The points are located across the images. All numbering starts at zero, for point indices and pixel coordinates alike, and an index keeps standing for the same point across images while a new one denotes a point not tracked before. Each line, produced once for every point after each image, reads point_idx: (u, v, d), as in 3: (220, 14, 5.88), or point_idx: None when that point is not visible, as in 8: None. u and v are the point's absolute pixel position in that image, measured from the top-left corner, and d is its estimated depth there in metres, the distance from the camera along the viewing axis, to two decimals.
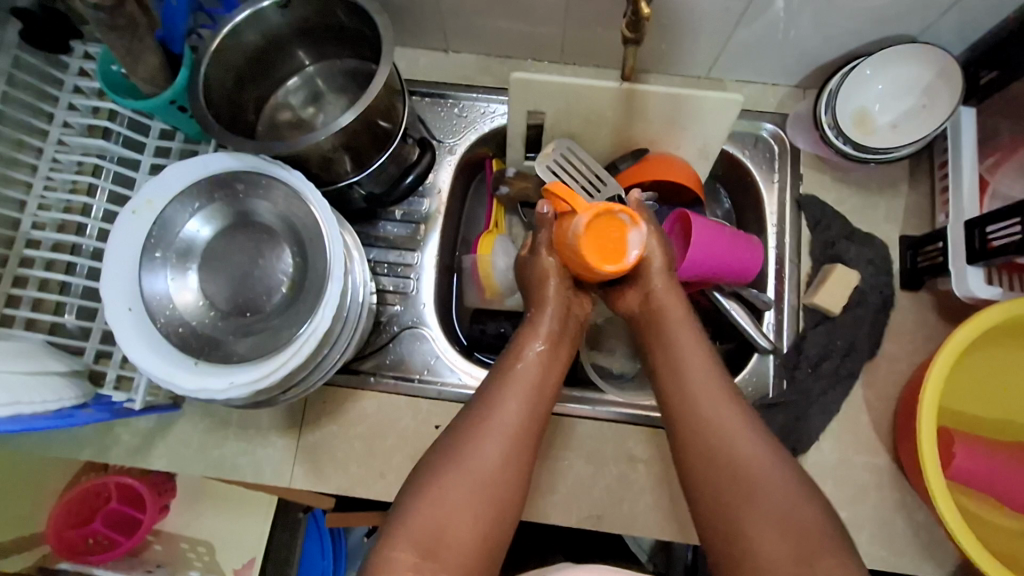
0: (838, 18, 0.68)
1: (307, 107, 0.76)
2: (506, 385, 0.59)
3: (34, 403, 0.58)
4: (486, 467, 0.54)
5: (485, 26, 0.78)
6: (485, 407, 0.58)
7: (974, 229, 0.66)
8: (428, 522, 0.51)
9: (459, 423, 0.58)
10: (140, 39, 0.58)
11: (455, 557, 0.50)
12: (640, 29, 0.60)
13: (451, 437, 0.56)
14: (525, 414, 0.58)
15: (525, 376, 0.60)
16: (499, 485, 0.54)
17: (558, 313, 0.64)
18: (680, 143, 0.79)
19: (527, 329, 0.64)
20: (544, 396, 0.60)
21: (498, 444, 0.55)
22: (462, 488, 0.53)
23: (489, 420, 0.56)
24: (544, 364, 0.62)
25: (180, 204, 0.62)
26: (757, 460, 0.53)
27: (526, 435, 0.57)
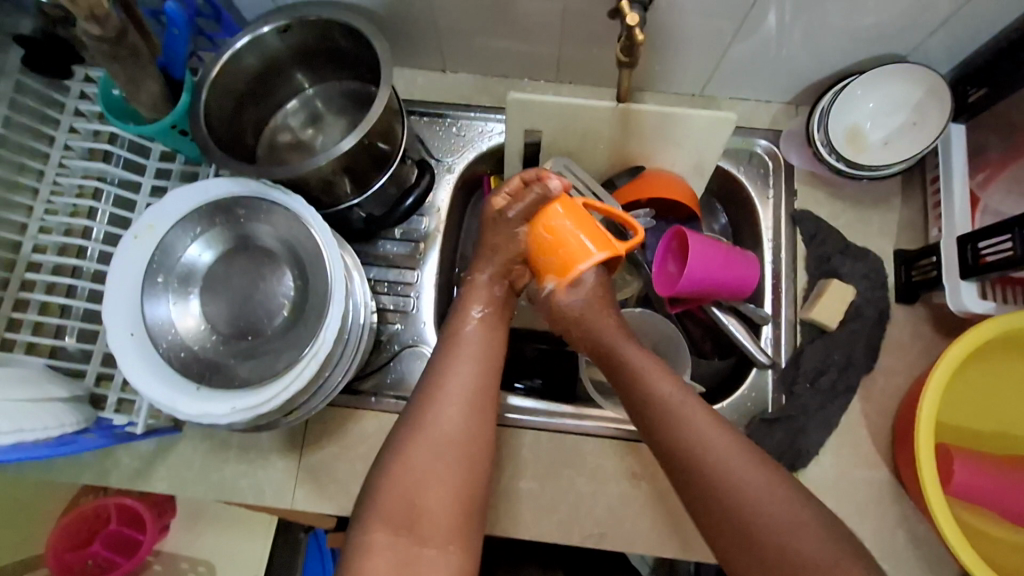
0: (829, 37, 0.69)
1: (306, 128, 0.77)
2: (455, 353, 0.60)
3: (36, 430, 0.59)
4: (448, 436, 0.56)
5: (482, 46, 0.79)
6: (434, 376, 0.59)
7: (966, 245, 0.66)
8: (401, 499, 0.53)
9: (415, 395, 0.58)
10: (143, 67, 0.58)
11: (430, 527, 0.53)
12: (634, 53, 0.61)
13: (411, 412, 0.57)
14: (479, 379, 0.59)
15: (471, 342, 0.61)
16: (464, 451, 0.56)
17: (497, 278, 0.65)
18: (676, 160, 0.80)
19: (469, 292, 0.65)
20: (490, 359, 0.61)
21: (455, 413, 0.57)
22: (427, 458, 0.54)
23: (443, 389, 0.57)
24: (490, 327, 0.63)
25: (181, 229, 0.62)
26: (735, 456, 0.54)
27: (480, 398, 0.58)
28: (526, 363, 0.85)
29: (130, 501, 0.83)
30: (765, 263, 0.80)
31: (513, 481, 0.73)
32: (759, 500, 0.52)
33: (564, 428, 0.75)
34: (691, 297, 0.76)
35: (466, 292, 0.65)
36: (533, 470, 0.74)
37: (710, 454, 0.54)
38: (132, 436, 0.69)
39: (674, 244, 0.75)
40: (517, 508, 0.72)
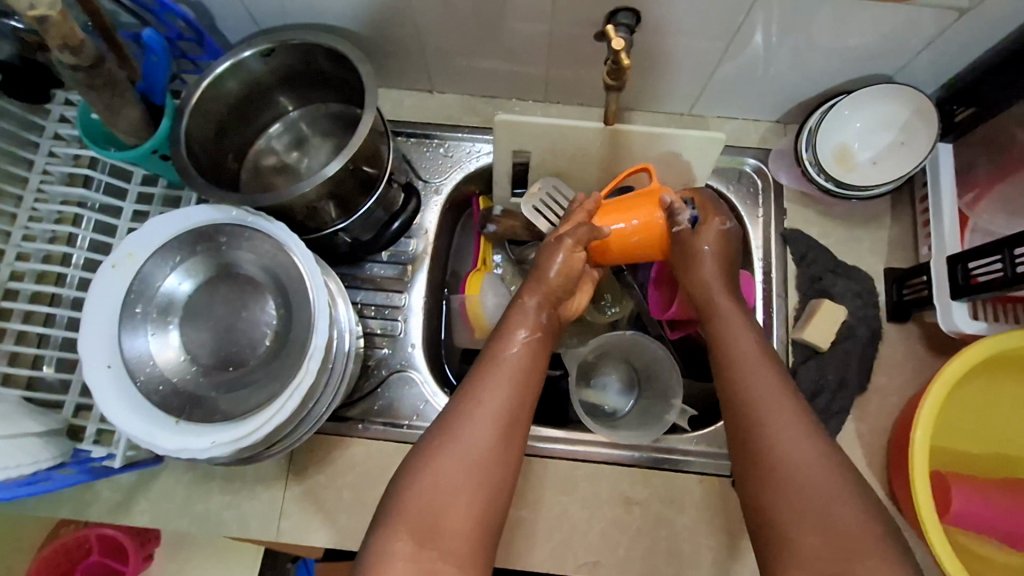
0: (815, 58, 0.69)
1: (291, 151, 0.76)
2: (495, 367, 0.56)
3: (9, 467, 0.56)
4: (479, 450, 0.51)
5: (469, 67, 0.79)
6: (478, 389, 0.55)
7: (956, 265, 0.66)
8: (424, 504, 0.49)
9: (453, 404, 0.54)
10: (121, 94, 0.57)
11: (452, 540, 0.48)
12: (621, 76, 0.60)
13: (449, 415, 0.54)
14: (518, 398, 0.55)
15: (514, 361, 0.57)
16: (497, 467, 0.52)
17: (545, 305, 0.62)
18: (665, 179, 0.79)
19: (517, 312, 0.61)
20: (534, 379, 0.57)
21: (490, 424, 0.53)
22: (458, 468, 0.50)
23: (479, 402, 0.54)
24: (538, 348, 0.59)
25: (161, 259, 0.61)
26: (796, 436, 0.51)
27: (516, 419, 0.54)
28: None
29: (111, 532, 0.81)
30: (758, 281, 0.78)
31: (505, 509, 0.72)
32: (815, 484, 0.49)
33: (557, 453, 0.74)
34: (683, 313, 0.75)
35: (513, 311, 0.61)
36: (524, 497, 0.72)
37: (770, 435, 0.52)
38: (110, 470, 0.67)
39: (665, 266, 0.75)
40: (508, 536, 0.71)
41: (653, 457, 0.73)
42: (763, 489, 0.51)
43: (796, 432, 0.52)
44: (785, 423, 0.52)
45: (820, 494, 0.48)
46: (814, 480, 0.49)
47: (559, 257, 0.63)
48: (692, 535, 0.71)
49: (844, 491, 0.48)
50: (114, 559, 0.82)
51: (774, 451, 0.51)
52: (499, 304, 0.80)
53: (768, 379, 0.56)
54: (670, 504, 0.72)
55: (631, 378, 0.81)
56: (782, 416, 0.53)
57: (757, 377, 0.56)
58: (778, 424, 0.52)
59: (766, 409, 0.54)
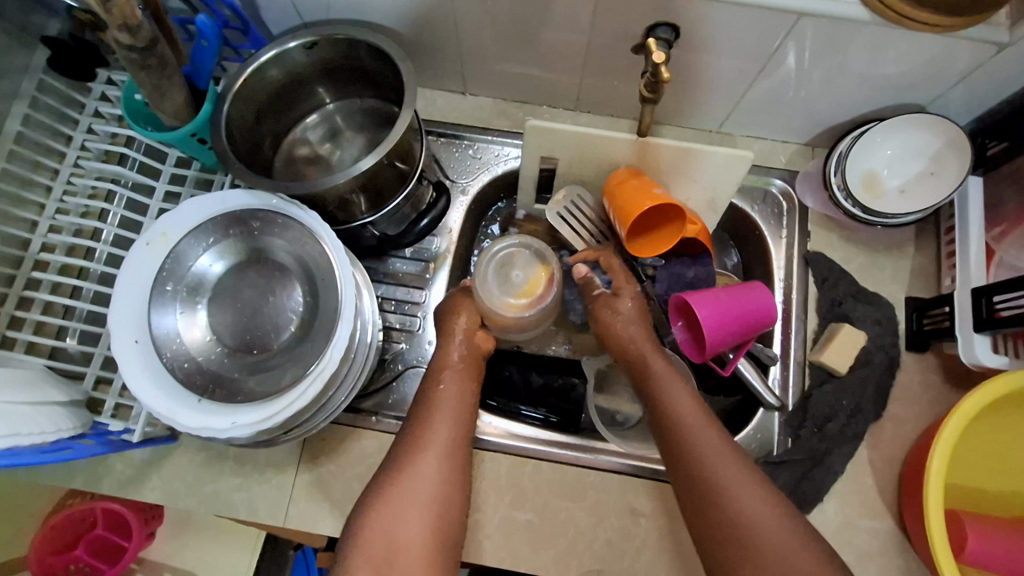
0: (850, 83, 0.70)
1: (325, 143, 0.77)
2: (434, 410, 0.65)
3: (31, 434, 0.57)
4: (425, 484, 0.60)
5: (503, 72, 0.80)
6: (419, 428, 0.64)
7: (981, 298, 0.66)
8: (379, 536, 0.56)
9: (399, 444, 0.63)
10: (169, 77, 0.58)
11: (406, 556, 0.56)
12: (658, 90, 0.61)
13: (398, 455, 0.62)
14: (453, 432, 0.64)
15: (446, 400, 0.66)
16: (437, 492, 0.60)
17: (465, 339, 0.72)
18: (690, 196, 0.79)
19: (438, 360, 0.70)
20: (464, 415, 0.66)
21: (431, 459, 0.61)
22: (409, 500, 0.59)
23: (423, 441, 0.62)
24: (465, 390, 0.68)
25: (194, 239, 0.62)
26: (741, 488, 0.57)
27: (454, 453, 0.63)
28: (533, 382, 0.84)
29: (118, 507, 0.83)
30: (777, 301, 0.79)
31: (513, 512, 0.72)
32: (763, 531, 0.54)
33: (567, 459, 0.74)
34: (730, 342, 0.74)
35: (436, 360, 0.71)
36: (531, 501, 0.72)
37: (719, 488, 0.57)
38: (127, 443, 0.68)
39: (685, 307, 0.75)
40: (514, 540, 0.71)
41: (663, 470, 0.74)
42: (714, 539, 0.56)
43: (745, 484, 0.57)
44: (727, 471, 0.58)
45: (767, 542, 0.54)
46: (762, 526, 0.54)
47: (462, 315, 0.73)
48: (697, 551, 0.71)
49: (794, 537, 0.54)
50: (118, 534, 0.84)
51: (725, 506, 0.56)
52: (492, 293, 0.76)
53: (705, 430, 0.62)
54: (677, 518, 0.72)
55: None
56: (727, 467, 0.58)
57: (701, 434, 0.61)
58: (726, 478, 0.58)
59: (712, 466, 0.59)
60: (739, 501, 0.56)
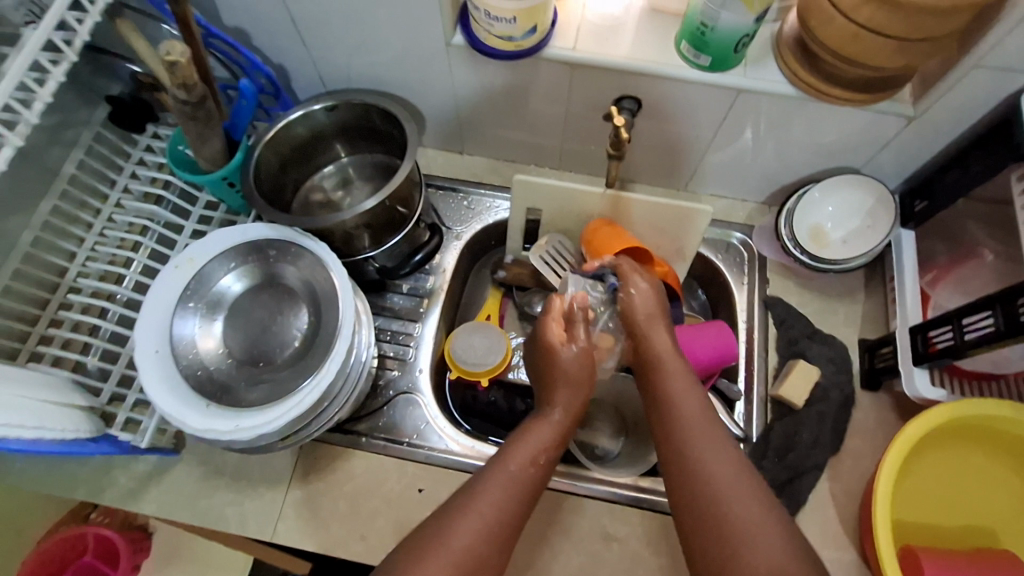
0: (794, 149, 0.81)
1: (337, 190, 0.88)
2: (492, 476, 0.57)
3: (54, 430, 0.64)
4: (469, 557, 0.51)
5: (496, 135, 0.92)
6: (471, 494, 0.56)
7: (919, 334, 0.73)
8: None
9: (440, 510, 0.55)
10: (212, 127, 0.69)
11: None
12: (621, 148, 0.72)
13: (440, 516, 0.54)
14: (512, 496, 0.56)
15: (519, 473, 0.57)
16: (479, 574, 0.51)
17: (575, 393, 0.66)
18: (660, 246, 0.89)
19: (534, 420, 0.64)
20: (533, 490, 0.58)
21: (482, 527, 0.53)
22: (443, 572, 0.50)
23: (472, 507, 0.54)
24: (545, 468, 0.60)
25: (219, 262, 0.71)
26: (754, 511, 0.51)
27: (508, 527, 0.54)
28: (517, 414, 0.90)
29: (109, 534, 0.89)
30: (740, 340, 0.86)
31: None
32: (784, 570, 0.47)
33: (541, 484, 0.78)
34: (695, 377, 0.81)
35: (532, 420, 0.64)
36: None
37: (720, 494, 0.53)
38: (136, 450, 0.74)
39: None
40: None
41: (634, 496, 0.77)
42: None
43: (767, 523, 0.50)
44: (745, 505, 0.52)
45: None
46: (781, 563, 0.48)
47: (568, 362, 0.68)
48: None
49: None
50: (104, 562, 0.91)
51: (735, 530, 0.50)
52: (468, 347, 0.86)
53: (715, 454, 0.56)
54: (647, 544, 0.75)
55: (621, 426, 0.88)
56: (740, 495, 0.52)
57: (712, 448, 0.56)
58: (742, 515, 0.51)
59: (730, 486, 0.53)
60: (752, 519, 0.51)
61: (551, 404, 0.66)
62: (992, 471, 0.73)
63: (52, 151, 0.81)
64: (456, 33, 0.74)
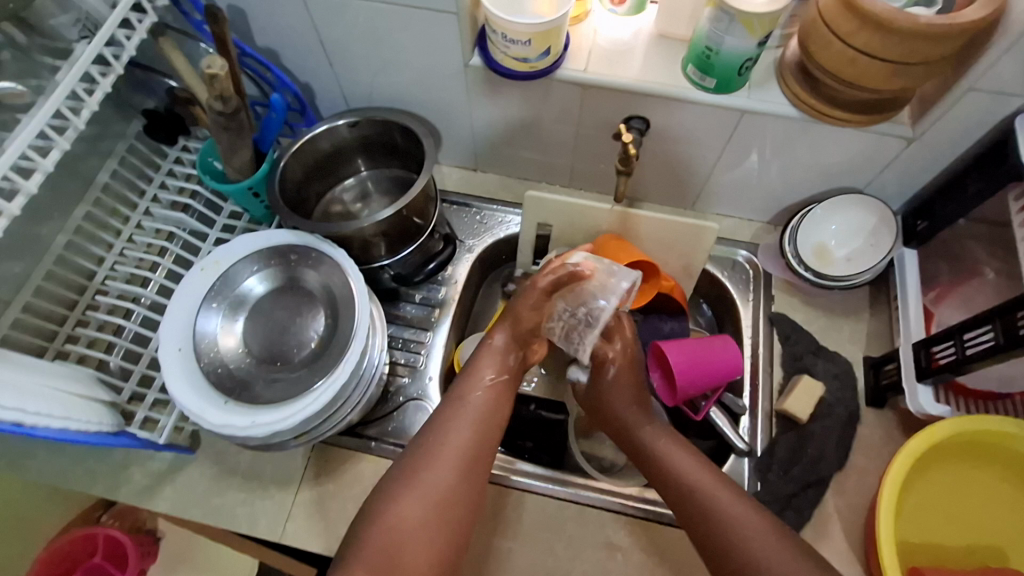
0: (798, 170, 0.84)
1: (356, 203, 0.92)
2: (457, 410, 0.67)
3: (80, 421, 0.67)
4: (442, 487, 0.60)
5: (510, 154, 0.96)
6: (440, 430, 0.65)
7: (921, 349, 0.74)
8: (388, 539, 0.55)
9: (415, 445, 0.64)
10: (243, 137, 0.73)
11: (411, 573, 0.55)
12: (629, 164, 0.75)
13: (415, 455, 0.63)
14: (475, 437, 0.65)
15: (477, 403, 0.68)
16: (451, 499, 0.60)
17: (511, 343, 0.77)
18: (667, 262, 0.91)
19: (483, 356, 0.73)
20: (492, 422, 0.67)
21: (452, 457, 0.62)
22: (421, 505, 0.58)
23: (443, 447, 0.63)
24: (496, 393, 0.70)
25: (243, 264, 0.74)
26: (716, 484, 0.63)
27: (476, 458, 0.63)
28: (523, 421, 0.89)
29: (119, 535, 0.90)
30: (746, 356, 0.87)
31: (499, 540, 0.76)
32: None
33: (548, 492, 0.79)
34: (700, 390, 0.83)
35: (481, 354, 0.74)
36: (513, 529, 0.77)
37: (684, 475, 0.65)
38: (153, 446, 0.76)
39: (659, 358, 0.85)
40: (495, 565, 0.74)
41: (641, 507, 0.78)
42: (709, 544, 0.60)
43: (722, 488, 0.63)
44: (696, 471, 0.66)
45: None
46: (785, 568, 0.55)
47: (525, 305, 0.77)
48: None
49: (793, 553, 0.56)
50: (111, 565, 0.91)
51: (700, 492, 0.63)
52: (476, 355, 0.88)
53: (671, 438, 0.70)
54: (651, 554, 0.75)
55: None
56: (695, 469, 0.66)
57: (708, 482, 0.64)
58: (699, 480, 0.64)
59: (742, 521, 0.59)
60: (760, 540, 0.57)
61: (493, 333, 0.76)
62: (996, 491, 0.72)
63: (90, 159, 0.85)
64: (474, 55, 0.79)
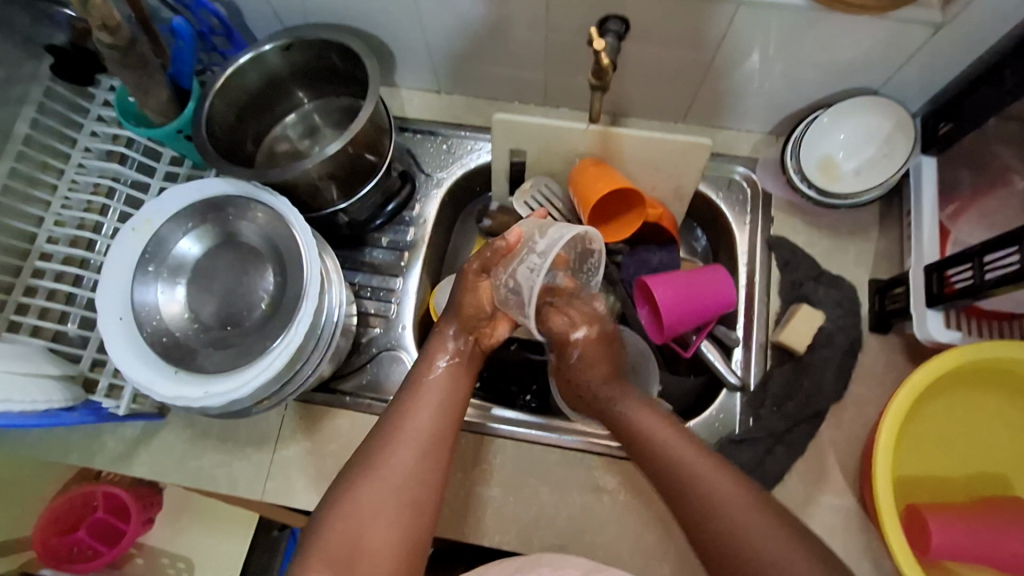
0: (803, 70, 0.72)
1: (304, 140, 0.82)
2: (417, 393, 0.62)
3: (23, 402, 0.63)
4: (399, 474, 0.57)
5: (475, 71, 0.84)
6: (398, 415, 0.60)
7: (933, 272, 0.67)
8: (346, 528, 0.54)
9: (376, 429, 0.60)
10: (151, 75, 0.65)
11: (370, 563, 0.53)
12: (604, 76, 0.64)
13: (374, 442, 0.59)
14: (436, 421, 0.60)
15: (437, 385, 0.63)
16: (410, 488, 0.57)
17: (462, 333, 0.67)
18: (655, 185, 0.81)
19: (437, 341, 0.66)
20: (455, 403, 0.63)
21: (412, 443, 0.58)
22: (376, 496, 0.55)
23: (401, 432, 0.59)
24: (459, 373, 0.65)
25: (175, 224, 0.67)
26: (710, 478, 0.57)
27: (436, 440, 0.59)
28: (505, 366, 0.86)
29: (118, 493, 0.88)
30: (739, 286, 0.81)
31: (482, 488, 0.74)
32: (754, 541, 0.53)
33: (532, 439, 0.76)
34: (691, 325, 0.77)
35: (434, 340, 0.67)
36: (496, 477, 0.75)
37: (681, 472, 0.59)
38: (116, 417, 0.73)
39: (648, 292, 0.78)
40: (480, 513, 0.73)
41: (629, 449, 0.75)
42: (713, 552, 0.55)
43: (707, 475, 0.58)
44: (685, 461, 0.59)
45: (759, 545, 0.52)
46: (745, 515, 0.54)
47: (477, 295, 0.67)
48: (655, 528, 0.72)
49: (766, 517, 0.54)
50: (117, 519, 0.89)
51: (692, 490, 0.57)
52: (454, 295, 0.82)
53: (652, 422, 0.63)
54: (639, 493, 0.74)
55: None
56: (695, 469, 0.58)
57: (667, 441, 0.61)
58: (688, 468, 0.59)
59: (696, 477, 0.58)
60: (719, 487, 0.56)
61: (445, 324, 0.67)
62: (1003, 417, 0.68)
63: None
64: None
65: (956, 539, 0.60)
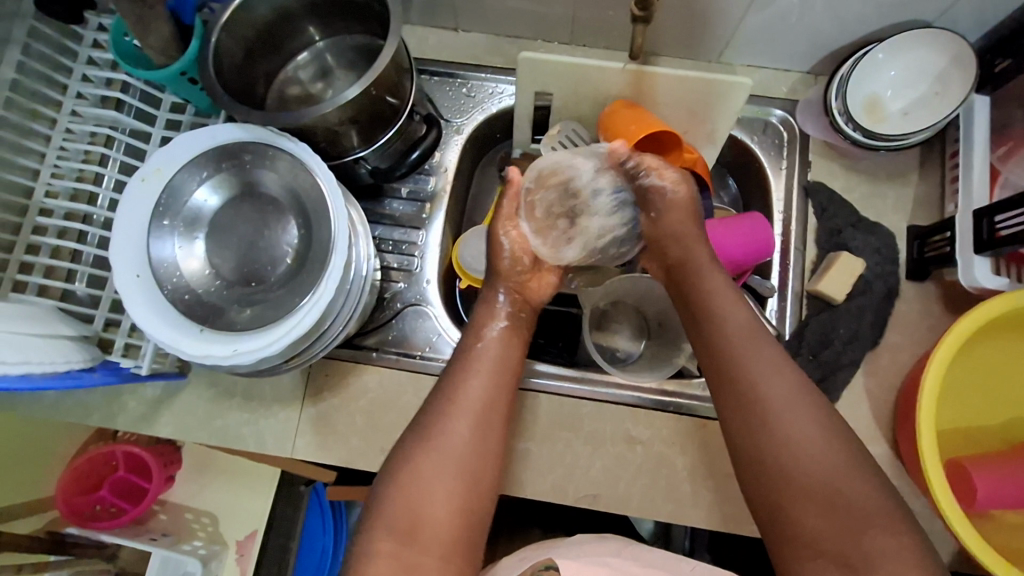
0: (853, 3, 0.67)
1: (316, 82, 0.77)
2: (469, 364, 0.59)
3: (43, 364, 0.60)
4: (455, 446, 0.53)
5: (496, 6, 0.78)
6: (451, 386, 0.57)
7: (982, 219, 0.65)
8: (406, 504, 0.51)
9: (430, 400, 0.57)
10: (150, 6, 0.59)
11: (432, 534, 0.50)
12: (649, 7, 0.59)
13: (426, 416, 0.56)
14: (491, 395, 0.57)
15: (486, 355, 0.59)
16: (471, 462, 0.54)
17: (507, 293, 0.64)
18: (688, 129, 0.77)
19: (483, 307, 0.64)
20: (506, 372, 0.59)
21: (469, 414, 0.55)
22: (437, 469, 0.52)
23: (456, 400, 0.56)
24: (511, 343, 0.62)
25: (190, 173, 0.63)
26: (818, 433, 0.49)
27: (491, 412, 0.56)
28: None
29: (138, 451, 0.86)
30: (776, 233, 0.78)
31: (515, 442, 0.74)
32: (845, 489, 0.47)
33: (565, 392, 0.76)
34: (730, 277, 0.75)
35: (481, 306, 0.64)
36: (529, 430, 0.74)
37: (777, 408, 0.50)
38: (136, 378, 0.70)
39: None
40: (513, 466, 0.73)
41: (658, 399, 0.75)
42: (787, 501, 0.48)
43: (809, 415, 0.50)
44: (787, 393, 0.51)
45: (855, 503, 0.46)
46: (833, 470, 0.47)
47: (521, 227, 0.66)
48: (687, 477, 0.72)
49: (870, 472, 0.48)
50: (138, 476, 0.88)
51: (787, 431, 0.49)
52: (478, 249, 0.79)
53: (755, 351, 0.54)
54: (671, 444, 0.73)
55: (642, 327, 0.82)
56: (801, 412, 0.50)
57: (760, 360, 0.53)
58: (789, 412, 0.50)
59: (784, 408, 0.50)
60: (799, 429, 0.49)
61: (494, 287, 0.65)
62: None
63: None
64: None
65: (992, 483, 0.61)
